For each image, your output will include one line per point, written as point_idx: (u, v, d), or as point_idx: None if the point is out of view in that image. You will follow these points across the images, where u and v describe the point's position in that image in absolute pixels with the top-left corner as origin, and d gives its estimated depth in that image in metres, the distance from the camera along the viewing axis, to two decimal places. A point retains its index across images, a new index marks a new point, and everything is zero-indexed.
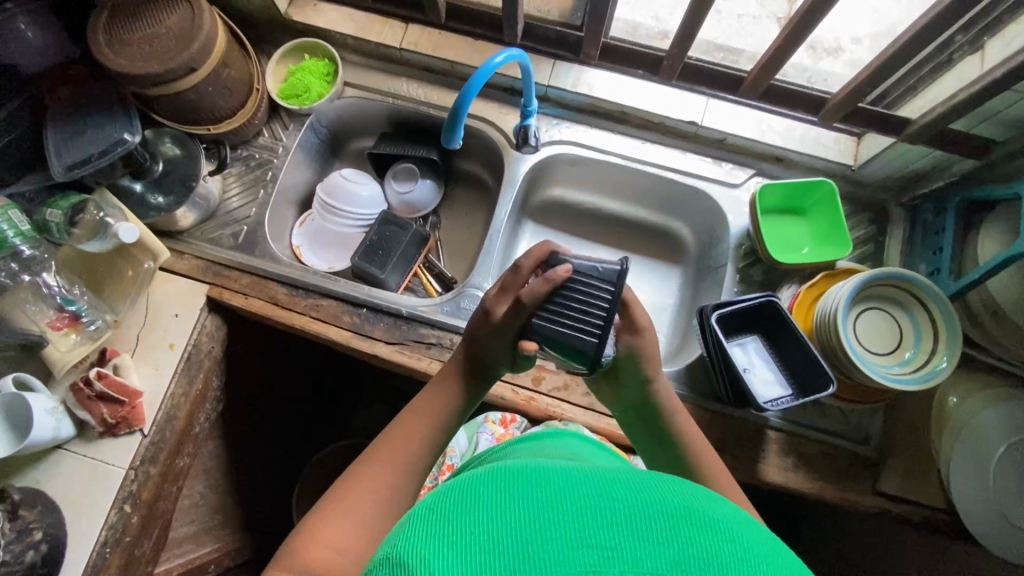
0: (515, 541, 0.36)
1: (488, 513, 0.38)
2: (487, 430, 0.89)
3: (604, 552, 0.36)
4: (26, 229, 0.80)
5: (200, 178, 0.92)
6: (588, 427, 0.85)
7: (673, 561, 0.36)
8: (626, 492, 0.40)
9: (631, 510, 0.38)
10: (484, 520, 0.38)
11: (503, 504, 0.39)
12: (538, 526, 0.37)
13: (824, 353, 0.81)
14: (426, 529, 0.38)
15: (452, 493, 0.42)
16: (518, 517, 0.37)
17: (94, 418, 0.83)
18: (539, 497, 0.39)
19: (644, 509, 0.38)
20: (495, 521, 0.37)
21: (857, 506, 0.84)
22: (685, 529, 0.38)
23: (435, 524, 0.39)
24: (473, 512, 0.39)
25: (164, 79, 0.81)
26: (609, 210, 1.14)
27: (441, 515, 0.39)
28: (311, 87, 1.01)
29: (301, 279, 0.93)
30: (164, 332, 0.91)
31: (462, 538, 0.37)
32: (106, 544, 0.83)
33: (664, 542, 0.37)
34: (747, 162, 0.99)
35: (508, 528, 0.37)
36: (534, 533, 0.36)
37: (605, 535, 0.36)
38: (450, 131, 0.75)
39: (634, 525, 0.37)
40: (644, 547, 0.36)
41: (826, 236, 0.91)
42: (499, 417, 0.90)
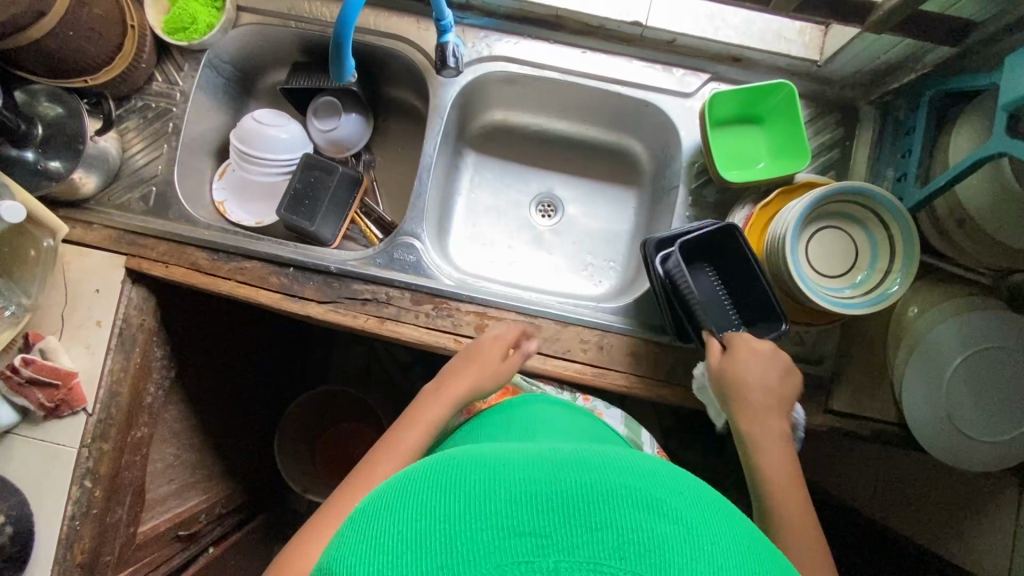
0: (435, 539, 0.31)
1: (413, 507, 0.34)
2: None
3: (538, 541, 0.30)
4: None
5: (88, 138, 0.83)
6: (533, 370, 0.83)
7: (615, 545, 0.30)
8: (572, 467, 0.34)
9: (573, 486, 0.33)
10: (409, 514, 0.33)
11: (428, 496, 0.34)
12: (465, 516, 0.32)
13: (775, 279, 0.76)
14: (352, 532, 0.34)
15: (387, 491, 0.37)
16: (446, 510, 0.32)
17: (32, 403, 0.82)
18: (468, 484, 0.34)
19: (586, 486, 0.33)
20: (420, 514, 0.33)
21: (809, 426, 0.83)
22: (632, 508, 0.32)
23: (362, 526, 0.34)
24: (396, 508, 0.34)
25: (9, 30, 0.70)
26: (557, 131, 1.04)
27: (368, 518, 0.35)
28: (198, 17, 0.88)
29: (221, 242, 0.87)
30: (88, 309, 0.87)
31: (385, 538, 0.32)
32: (75, 517, 0.85)
33: (606, 527, 0.31)
34: (702, 65, 0.87)
35: (428, 522, 0.32)
36: (460, 526, 0.31)
37: (540, 522, 0.31)
38: (338, 65, 0.64)
39: (574, 507, 0.32)
40: (583, 534, 0.31)
41: (784, 148, 0.82)
42: None
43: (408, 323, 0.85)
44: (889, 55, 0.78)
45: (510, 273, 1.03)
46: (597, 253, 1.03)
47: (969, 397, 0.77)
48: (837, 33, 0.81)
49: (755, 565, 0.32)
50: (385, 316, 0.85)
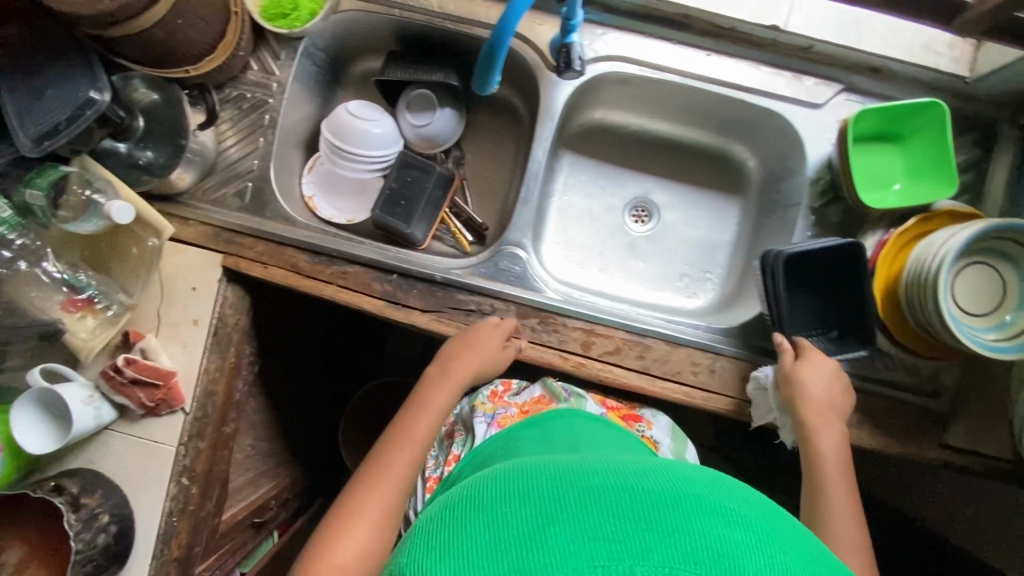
0: (514, 545, 0.33)
1: (486, 516, 0.36)
2: (480, 412, 0.80)
3: (614, 545, 0.33)
4: (9, 216, 0.70)
5: (189, 131, 0.79)
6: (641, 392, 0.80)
7: (687, 551, 0.32)
8: (636, 478, 0.37)
9: (640, 496, 0.35)
10: (482, 522, 0.36)
11: (498, 506, 0.37)
12: (537, 522, 0.34)
13: (913, 310, 0.72)
14: (426, 540, 0.37)
15: (451, 504, 0.40)
16: (517, 516, 0.35)
17: (132, 403, 0.81)
18: (535, 496, 0.36)
19: (653, 496, 0.35)
20: (493, 521, 0.35)
21: (921, 459, 0.81)
22: (699, 516, 0.34)
23: (433, 535, 0.37)
24: (471, 518, 0.37)
25: (120, 17, 0.65)
26: (658, 132, 0.99)
27: (438, 528, 0.38)
28: (300, 4, 0.83)
29: (323, 245, 0.84)
30: (185, 307, 0.84)
31: (464, 545, 0.35)
32: (173, 513, 0.85)
33: (676, 532, 0.33)
34: (836, 74, 0.81)
35: (502, 528, 0.35)
36: (535, 529, 0.34)
37: (611, 527, 0.33)
38: (484, 76, 0.60)
39: (644, 514, 0.34)
40: (655, 539, 0.33)
41: (924, 170, 0.78)
42: (487, 395, 0.83)
43: (512, 337, 0.82)
44: None
45: (601, 280, 0.99)
46: (693, 264, 0.99)
47: None
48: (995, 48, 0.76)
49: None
50: None
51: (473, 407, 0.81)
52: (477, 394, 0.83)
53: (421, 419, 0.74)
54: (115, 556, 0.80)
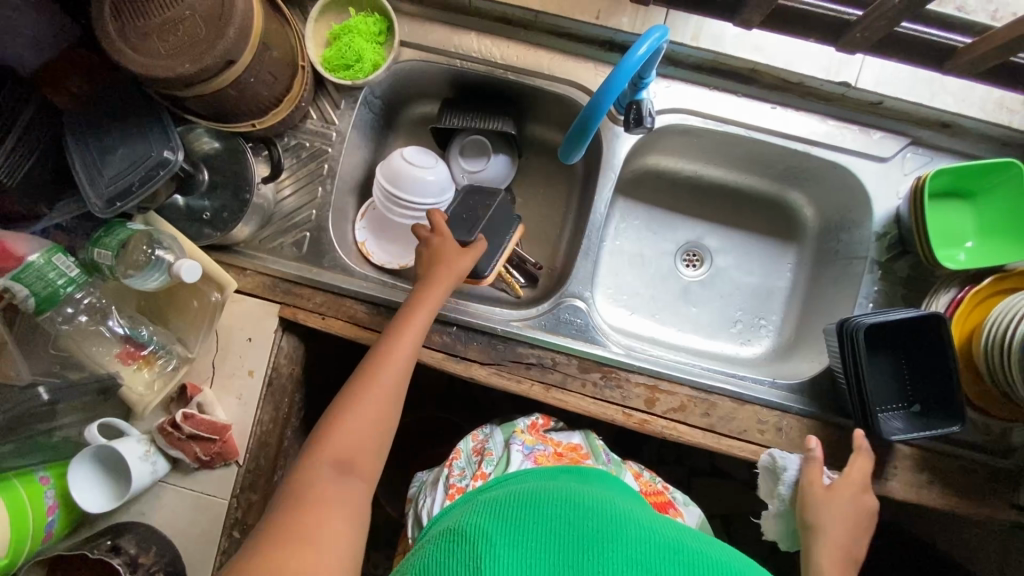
0: (586, 561, 0.47)
1: (564, 525, 0.50)
2: (521, 441, 0.77)
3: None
4: (76, 274, 0.69)
5: (251, 184, 0.78)
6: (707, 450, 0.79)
7: None
8: (683, 543, 0.51)
9: (685, 555, 0.49)
10: (560, 527, 0.50)
11: (576, 521, 0.51)
12: (606, 545, 0.48)
13: (992, 371, 0.72)
14: (509, 533, 0.49)
15: (532, 501, 0.54)
16: (593, 535, 0.49)
17: (188, 456, 0.80)
18: (603, 536, 0.49)
19: (694, 556, 0.49)
20: (568, 536, 0.49)
21: (994, 521, 0.79)
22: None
23: (519, 519, 0.51)
24: (549, 532, 0.49)
25: (197, 79, 0.64)
26: (711, 178, 0.98)
27: (524, 515, 0.52)
28: (363, 54, 0.81)
29: (381, 296, 0.83)
30: (240, 359, 0.83)
31: (546, 550, 0.47)
32: (223, 569, 0.83)
33: None
34: (904, 129, 0.81)
35: (574, 541, 0.48)
36: (599, 550, 0.48)
37: (662, 568, 0.47)
38: (572, 145, 0.59)
39: (691, 568, 0.47)
40: None
41: (997, 229, 0.77)
42: (527, 425, 0.80)
43: (574, 392, 0.81)
44: None
45: (653, 327, 0.98)
46: (747, 310, 0.97)
47: None
48: None
49: None
50: (550, 383, 0.81)
51: (513, 433, 0.79)
52: (515, 423, 0.80)
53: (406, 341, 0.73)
54: None
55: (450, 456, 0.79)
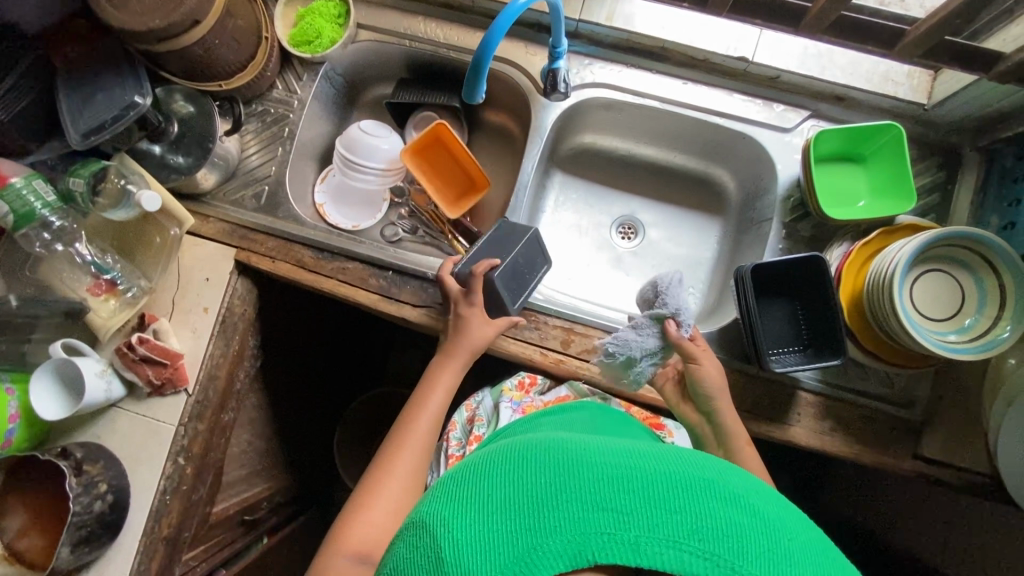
0: (538, 514, 0.43)
1: (512, 482, 0.46)
2: (507, 398, 0.86)
3: (621, 516, 0.42)
4: (53, 200, 0.81)
5: (215, 138, 0.89)
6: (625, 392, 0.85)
7: (687, 526, 0.41)
8: (643, 464, 0.45)
9: (649, 482, 0.44)
10: (509, 487, 0.46)
11: (525, 474, 0.46)
12: (557, 492, 0.44)
13: (874, 317, 0.76)
14: (458, 507, 0.46)
15: (483, 465, 0.50)
16: (542, 484, 0.44)
17: (140, 379, 0.87)
18: (556, 472, 0.45)
19: (658, 478, 0.44)
20: (517, 490, 0.45)
21: (897, 470, 0.82)
22: (697, 499, 0.43)
23: (468, 493, 0.47)
24: (499, 488, 0.46)
25: (166, 35, 0.76)
26: (644, 157, 1.07)
27: (472, 487, 0.47)
28: (323, 32, 0.94)
29: (326, 242, 0.92)
30: (197, 296, 0.92)
31: (494, 515, 0.44)
32: (166, 491, 0.89)
33: (680, 511, 0.42)
34: (803, 102, 0.89)
35: (523, 494, 0.44)
36: (551, 496, 0.43)
37: (622, 502, 0.42)
38: (472, 85, 0.68)
39: (652, 495, 0.43)
40: (660, 517, 0.42)
41: (886, 187, 0.83)
42: (515, 385, 0.88)
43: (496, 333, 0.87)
44: (1005, 103, 0.77)
45: (587, 291, 1.04)
46: None
47: None
48: (948, 78, 0.82)
49: (804, 540, 0.44)
50: None
51: (501, 393, 0.87)
52: (502, 384, 0.89)
53: (422, 421, 0.77)
54: (108, 526, 0.84)
55: (448, 428, 0.88)
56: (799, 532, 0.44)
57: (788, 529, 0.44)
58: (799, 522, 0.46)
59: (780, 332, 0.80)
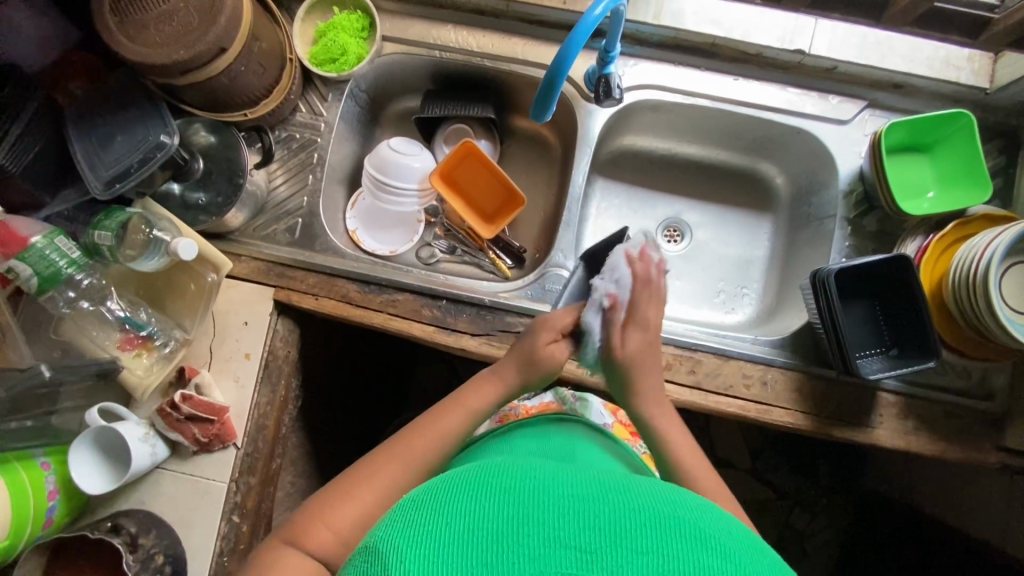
0: (491, 540, 0.36)
1: (465, 507, 0.39)
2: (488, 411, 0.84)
3: (585, 556, 0.36)
4: (78, 256, 0.73)
5: (245, 172, 0.82)
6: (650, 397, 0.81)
7: (658, 571, 0.35)
8: (614, 499, 0.40)
9: (618, 517, 0.38)
10: (462, 511, 0.39)
11: (480, 499, 0.39)
12: (518, 522, 0.37)
13: (962, 312, 0.74)
14: (401, 523, 0.39)
15: (433, 487, 0.43)
16: (500, 513, 0.38)
17: (186, 439, 0.81)
18: (519, 497, 0.39)
19: (631, 514, 0.38)
20: (472, 512, 0.38)
21: (981, 464, 0.81)
22: (672, 538, 0.37)
23: (410, 514, 0.40)
24: (450, 507, 0.39)
25: (192, 66, 0.69)
26: (685, 155, 1.02)
27: (418, 510, 0.40)
28: (348, 48, 0.87)
29: (372, 274, 0.86)
30: (237, 341, 0.85)
31: (439, 534, 0.37)
32: (223, 554, 0.83)
33: (651, 552, 0.36)
34: (860, 92, 0.85)
35: (478, 517, 0.38)
36: (509, 524, 0.37)
37: (588, 539, 0.36)
38: (542, 105, 0.63)
39: (622, 533, 0.37)
40: (628, 556, 0.36)
41: (956, 177, 0.80)
42: None
43: None
44: None
45: None
46: (729, 280, 1.00)
47: None
48: (1012, 61, 0.79)
49: None
50: None
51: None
52: None
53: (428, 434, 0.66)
54: None
55: None
56: None
57: None
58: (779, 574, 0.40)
59: (869, 330, 0.78)
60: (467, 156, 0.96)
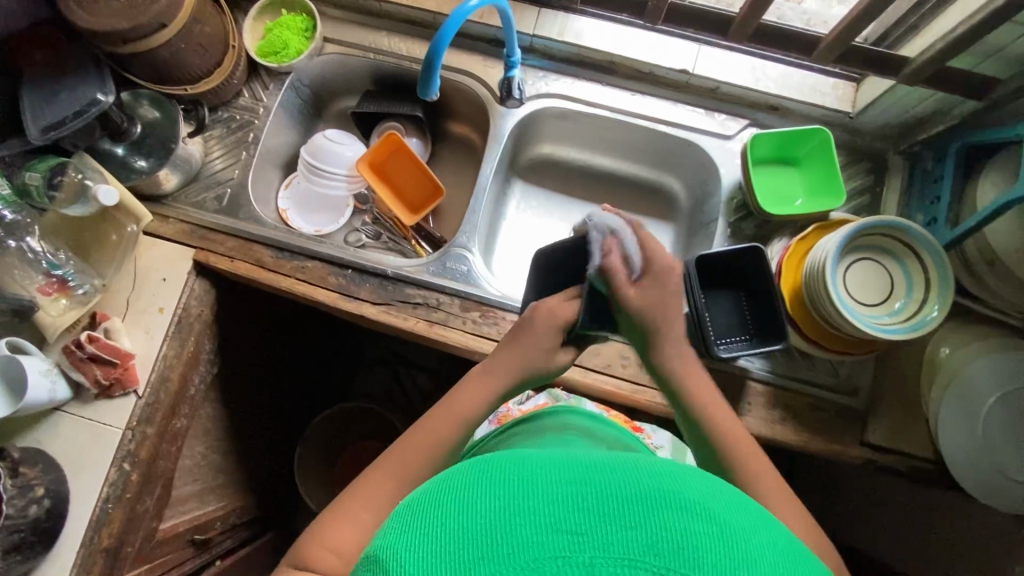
0: (481, 536, 0.35)
1: (458, 508, 0.37)
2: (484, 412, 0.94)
3: (575, 536, 0.34)
4: (7, 194, 0.82)
5: (179, 140, 0.91)
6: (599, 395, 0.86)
7: (647, 544, 0.34)
8: (601, 476, 0.38)
9: (606, 495, 0.36)
10: (455, 511, 0.37)
11: (470, 495, 0.38)
12: (509, 515, 0.36)
13: (813, 304, 0.80)
14: (397, 529, 0.38)
15: (428, 486, 0.42)
16: (492, 507, 0.36)
17: (88, 379, 0.85)
18: (507, 486, 0.37)
19: (618, 491, 0.37)
20: (464, 509, 0.37)
21: (845, 458, 0.84)
22: (662, 511, 0.36)
23: (406, 521, 0.38)
24: (443, 506, 0.38)
25: (133, 36, 0.79)
26: (600, 166, 1.11)
27: (412, 514, 0.39)
28: (289, 43, 0.98)
29: (285, 241, 0.93)
30: (153, 296, 0.91)
31: (434, 534, 0.36)
32: (109, 500, 0.85)
33: (638, 526, 0.35)
34: (741, 111, 0.95)
35: (469, 515, 0.36)
36: (500, 518, 0.36)
37: (576, 521, 0.35)
38: (426, 83, 0.72)
39: (609, 510, 0.35)
40: (616, 531, 0.35)
41: (820, 187, 0.89)
42: None
43: (455, 328, 0.88)
44: (918, 109, 0.84)
45: None
46: None
47: (1002, 435, 0.77)
48: (869, 88, 0.89)
49: (776, 556, 0.37)
50: (434, 321, 0.89)
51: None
52: None
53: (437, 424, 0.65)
54: (42, 533, 0.80)
55: None
56: (771, 546, 0.37)
57: (765, 549, 0.37)
58: (770, 533, 0.39)
59: (730, 323, 0.84)
60: (393, 147, 1.05)
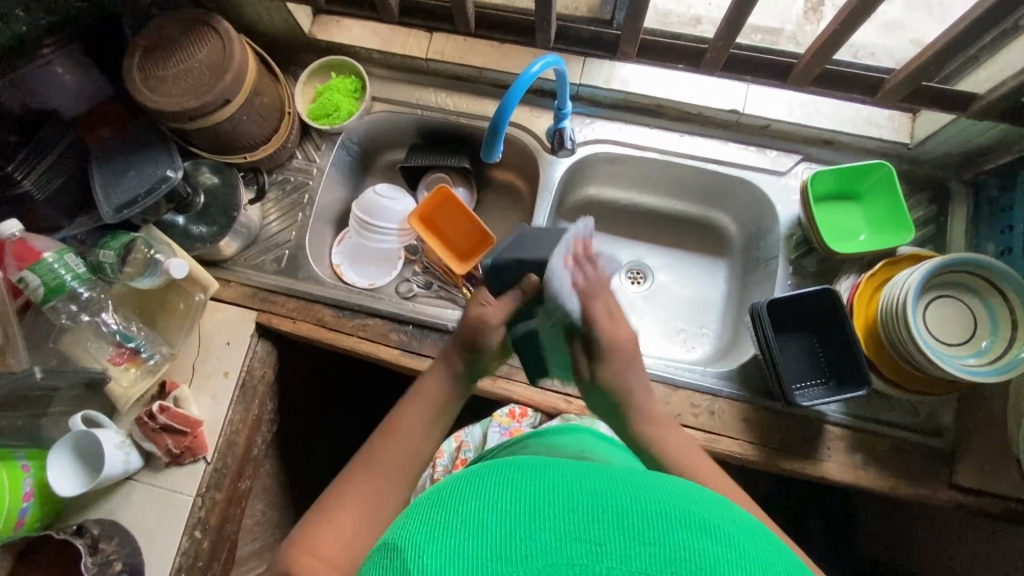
0: (500, 531, 0.35)
1: (476, 504, 0.37)
2: (497, 424, 0.89)
3: (594, 547, 0.34)
4: (83, 272, 0.84)
5: (240, 207, 0.93)
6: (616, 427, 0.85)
7: (665, 561, 0.34)
8: (622, 491, 0.38)
9: (626, 510, 0.36)
10: (478, 508, 0.37)
11: (493, 493, 0.38)
12: (529, 519, 0.36)
13: (890, 342, 0.77)
14: (417, 518, 0.38)
15: (449, 484, 0.42)
16: (513, 509, 0.36)
17: (160, 449, 0.85)
18: (529, 492, 0.38)
19: (639, 509, 0.36)
20: (485, 506, 0.37)
21: (934, 501, 0.81)
22: (681, 531, 0.36)
23: (425, 512, 0.39)
24: (462, 502, 0.38)
25: (200, 113, 0.81)
26: (646, 205, 1.10)
27: (430, 506, 0.39)
28: (340, 106, 1.01)
29: (346, 300, 0.94)
30: (217, 360, 0.92)
31: (453, 524, 0.36)
32: (182, 569, 0.85)
33: (657, 543, 0.35)
34: (794, 147, 0.95)
35: (491, 511, 0.37)
36: (521, 521, 0.36)
37: (596, 531, 0.35)
38: (489, 146, 0.73)
39: (629, 523, 0.35)
40: (635, 545, 0.34)
41: (884, 222, 0.87)
42: (508, 412, 0.91)
43: (518, 382, 0.89)
44: (982, 139, 0.83)
45: None
46: (689, 320, 1.04)
47: None
48: (927, 119, 0.88)
49: None
50: (496, 374, 0.89)
51: (491, 419, 0.90)
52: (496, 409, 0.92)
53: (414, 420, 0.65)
54: None
55: (435, 456, 0.92)
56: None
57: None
58: (787, 566, 0.37)
59: (804, 368, 0.82)
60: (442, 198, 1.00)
